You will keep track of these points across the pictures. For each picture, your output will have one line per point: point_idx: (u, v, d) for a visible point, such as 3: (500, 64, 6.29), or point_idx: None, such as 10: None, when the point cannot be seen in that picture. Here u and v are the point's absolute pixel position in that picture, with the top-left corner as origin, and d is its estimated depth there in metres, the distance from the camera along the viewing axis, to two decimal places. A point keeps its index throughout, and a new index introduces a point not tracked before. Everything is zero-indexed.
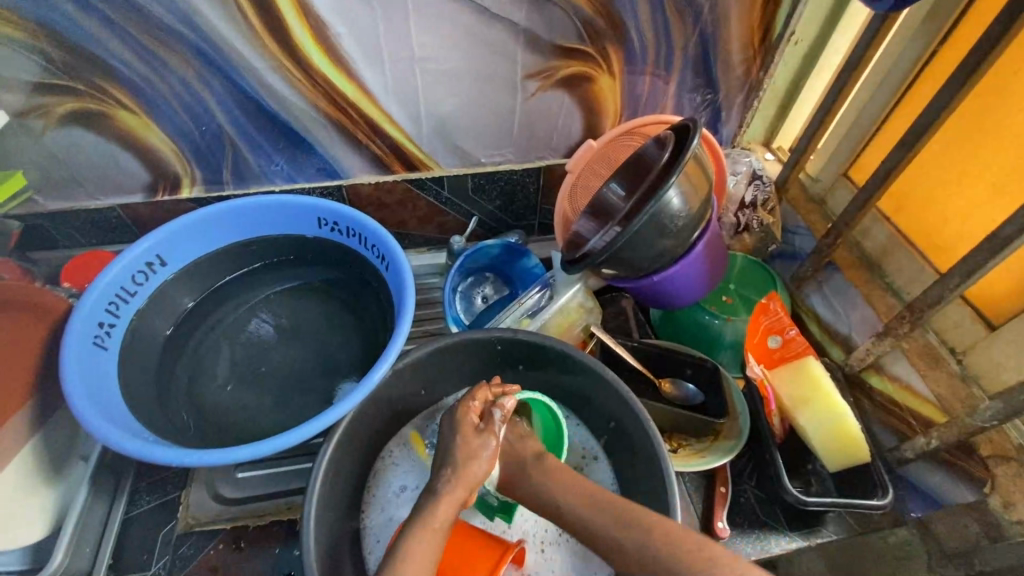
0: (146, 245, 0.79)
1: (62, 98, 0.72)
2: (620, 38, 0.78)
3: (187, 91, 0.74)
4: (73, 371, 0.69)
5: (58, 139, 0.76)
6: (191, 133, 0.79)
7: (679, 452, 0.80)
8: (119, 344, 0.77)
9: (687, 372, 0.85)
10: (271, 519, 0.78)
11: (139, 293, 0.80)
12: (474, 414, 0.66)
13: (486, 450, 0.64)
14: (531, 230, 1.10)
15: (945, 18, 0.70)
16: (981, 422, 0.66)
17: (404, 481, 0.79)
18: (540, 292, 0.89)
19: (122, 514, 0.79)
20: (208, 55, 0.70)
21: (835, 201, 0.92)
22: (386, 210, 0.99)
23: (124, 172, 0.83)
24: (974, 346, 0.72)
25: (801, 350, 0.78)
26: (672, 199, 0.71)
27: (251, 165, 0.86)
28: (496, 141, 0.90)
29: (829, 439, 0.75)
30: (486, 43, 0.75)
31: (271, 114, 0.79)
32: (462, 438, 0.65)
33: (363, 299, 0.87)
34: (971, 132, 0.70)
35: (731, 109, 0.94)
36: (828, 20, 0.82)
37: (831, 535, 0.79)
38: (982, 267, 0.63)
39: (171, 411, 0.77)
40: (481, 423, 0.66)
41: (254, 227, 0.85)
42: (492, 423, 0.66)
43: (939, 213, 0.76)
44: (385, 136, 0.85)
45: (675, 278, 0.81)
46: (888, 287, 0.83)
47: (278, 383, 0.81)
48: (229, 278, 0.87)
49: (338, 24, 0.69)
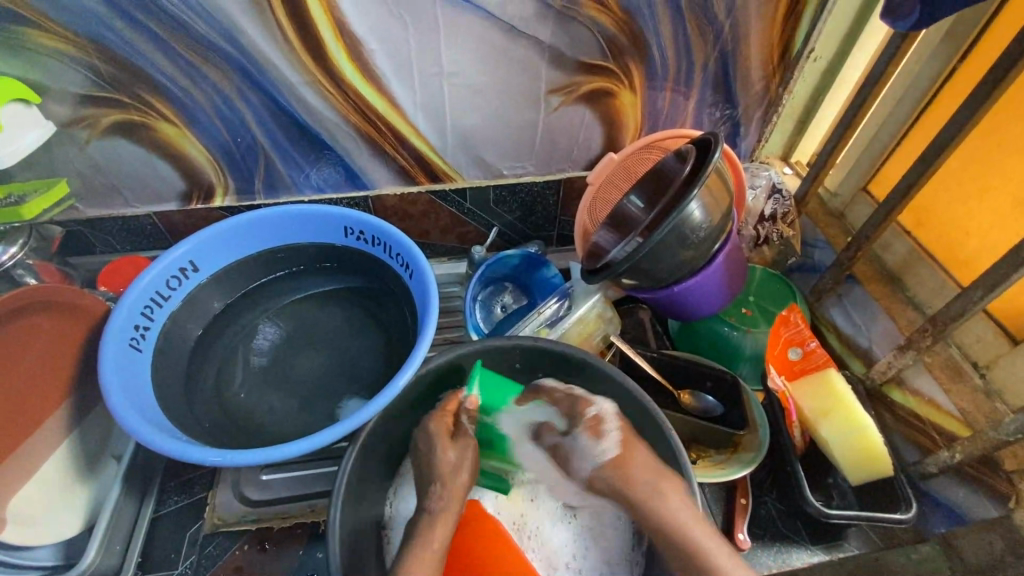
0: (180, 251, 0.81)
1: (108, 111, 0.75)
2: (642, 56, 0.81)
3: (226, 105, 0.77)
4: (111, 370, 0.72)
5: (100, 149, 0.80)
6: (226, 143, 0.82)
7: (698, 463, 0.81)
8: (152, 347, 0.79)
9: (707, 385, 0.86)
10: (295, 521, 0.79)
11: (173, 298, 0.82)
12: (448, 412, 0.74)
13: (462, 464, 0.73)
14: (549, 241, 1.11)
15: (966, 34, 0.71)
16: (1005, 436, 0.65)
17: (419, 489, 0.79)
18: (558, 303, 0.91)
19: (150, 513, 0.80)
20: (246, 69, 0.73)
21: (854, 215, 0.93)
22: (409, 219, 1.01)
23: (161, 180, 0.86)
24: (997, 360, 0.72)
25: (822, 362, 0.79)
26: (694, 212, 0.72)
27: (282, 175, 0.89)
28: (519, 153, 0.92)
29: (851, 452, 0.74)
30: (512, 59, 0.78)
31: (304, 127, 0.82)
32: (440, 446, 0.72)
33: (387, 306, 0.88)
34: (993, 149, 0.71)
35: (750, 124, 0.95)
36: (847, 39, 0.83)
37: (854, 550, 0.78)
38: (1005, 281, 0.62)
39: (200, 413, 0.79)
40: (451, 432, 0.74)
41: (284, 236, 0.88)
42: (447, 419, 0.74)
43: (960, 229, 0.77)
44: (410, 148, 0.87)
45: (696, 289, 0.82)
46: (908, 301, 0.84)
47: (304, 388, 0.82)
48: (256, 284, 0.89)
49: (370, 41, 0.72)
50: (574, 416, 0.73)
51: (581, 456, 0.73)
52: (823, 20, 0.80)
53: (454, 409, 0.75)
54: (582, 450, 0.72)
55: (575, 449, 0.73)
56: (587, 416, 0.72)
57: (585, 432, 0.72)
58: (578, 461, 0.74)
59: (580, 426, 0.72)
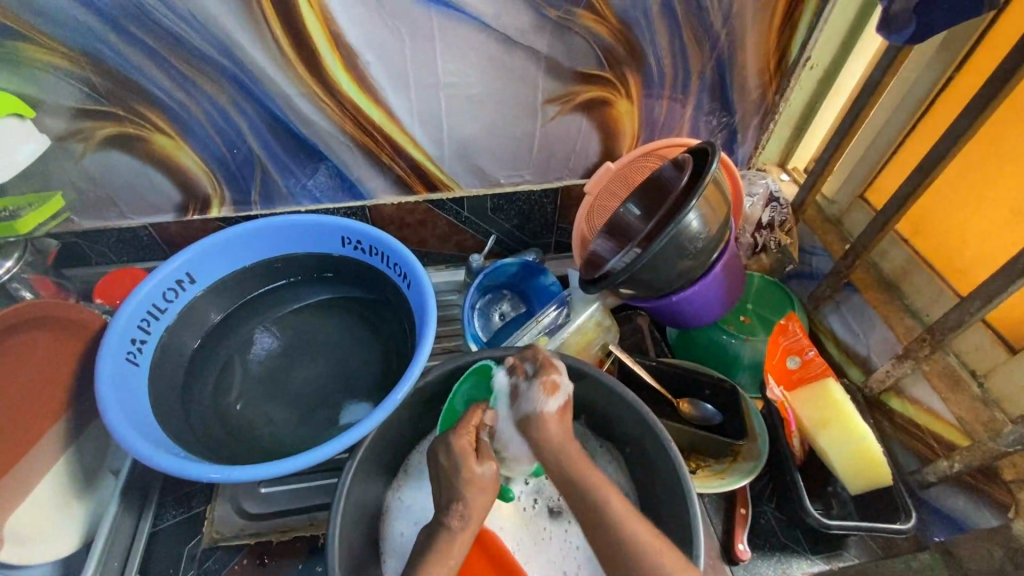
0: (176, 263, 0.81)
1: (102, 124, 0.75)
2: (639, 66, 0.81)
3: (222, 117, 0.77)
4: (107, 386, 0.72)
5: (96, 162, 0.79)
6: (222, 155, 0.82)
7: (699, 473, 0.80)
8: (149, 361, 0.79)
9: (706, 393, 0.86)
10: (294, 534, 0.79)
11: (169, 310, 0.82)
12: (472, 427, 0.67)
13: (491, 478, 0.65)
14: (547, 249, 1.11)
15: (962, 43, 0.71)
16: (1004, 446, 0.65)
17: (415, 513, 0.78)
18: (557, 311, 0.91)
19: (148, 528, 0.80)
20: (241, 80, 0.73)
21: (851, 222, 0.93)
22: (406, 228, 1.01)
23: (157, 192, 0.85)
24: (996, 368, 0.73)
25: (820, 372, 0.78)
26: (692, 221, 0.72)
27: (279, 186, 0.88)
28: (516, 163, 0.92)
29: (850, 461, 0.75)
30: (509, 69, 0.78)
31: (300, 138, 0.82)
32: (464, 464, 0.64)
33: (385, 316, 0.88)
34: (990, 158, 0.71)
35: (747, 132, 0.95)
36: (843, 47, 0.84)
37: (853, 559, 0.78)
38: (1002, 293, 0.62)
39: (198, 427, 0.78)
40: (475, 450, 0.66)
41: (281, 246, 0.87)
42: (470, 435, 0.66)
43: (957, 238, 0.77)
44: (407, 158, 0.87)
45: (695, 298, 0.82)
46: (906, 308, 0.84)
47: (302, 399, 0.82)
48: (253, 295, 0.89)
49: (366, 53, 0.72)
50: (540, 368, 0.68)
51: (528, 402, 0.67)
52: (819, 28, 0.80)
53: (476, 424, 0.68)
54: (528, 398, 0.67)
55: (522, 394, 0.68)
56: (549, 374, 0.68)
57: (539, 382, 0.67)
58: (522, 403, 0.68)
59: (540, 377, 0.67)
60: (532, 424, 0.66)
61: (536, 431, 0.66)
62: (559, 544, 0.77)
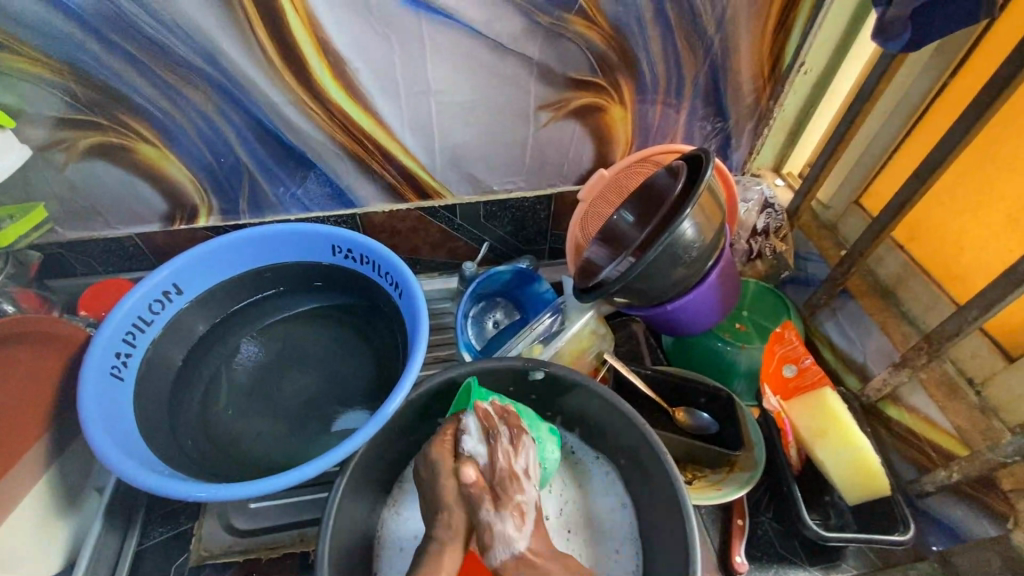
0: (162, 275, 0.79)
1: (84, 133, 0.73)
2: (632, 71, 0.80)
3: (207, 125, 0.75)
4: (91, 401, 0.70)
5: (79, 172, 0.78)
6: (209, 164, 0.81)
7: (695, 484, 0.79)
8: (135, 375, 0.77)
9: (702, 401, 0.85)
10: (284, 551, 0.78)
11: (155, 323, 0.80)
12: (448, 438, 0.67)
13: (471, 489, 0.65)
14: (541, 255, 1.10)
15: (958, 48, 0.70)
16: (1003, 457, 0.65)
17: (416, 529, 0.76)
18: (552, 318, 0.88)
19: (134, 546, 0.80)
20: (227, 89, 0.72)
21: (846, 228, 0.93)
22: (398, 236, 1.00)
23: (142, 202, 0.84)
24: (993, 376, 0.72)
25: (817, 380, 0.77)
26: (687, 230, 0.71)
27: (268, 194, 0.87)
28: (509, 170, 0.91)
29: (847, 471, 0.74)
30: (502, 76, 0.77)
31: (288, 146, 0.80)
32: (443, 472, 0.65)
33: (377, 325, 0.87)
34: (987, 164, 0.71)
35: (742, 137, 0.94)
36: (837, 52, 0.83)
37: (851, 570, 0.77)
38: (1000, 302, 0.62)
39: (185, 442, 0.77)
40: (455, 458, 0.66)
41: (269, 256, 0.86)
42: (447, 443, 0.67)
43: (954, 245, 0.77)
44: (398, 165, 0.86)
45: (690, 306, 0.81)
46: (903, 315, 0.84)
47: (292, 412, 0.80)
48: (242, 305, 0.88)
49: (355, 60, 0.71)
50: (502, 491, 0.64)
51: (495, 541, 0.62)
52: (813, 34, 0.80)
53: (452, 433, 0.68)
54: (497, 536, 0.62)
55: (490, 530, 0.62)
56: (514, 501, 0.63)
57: (512, 518, 0.62)
58: (490, 552, 0.62)
59: (506, 506, 0.63)
60: (493, 555, 0.62)
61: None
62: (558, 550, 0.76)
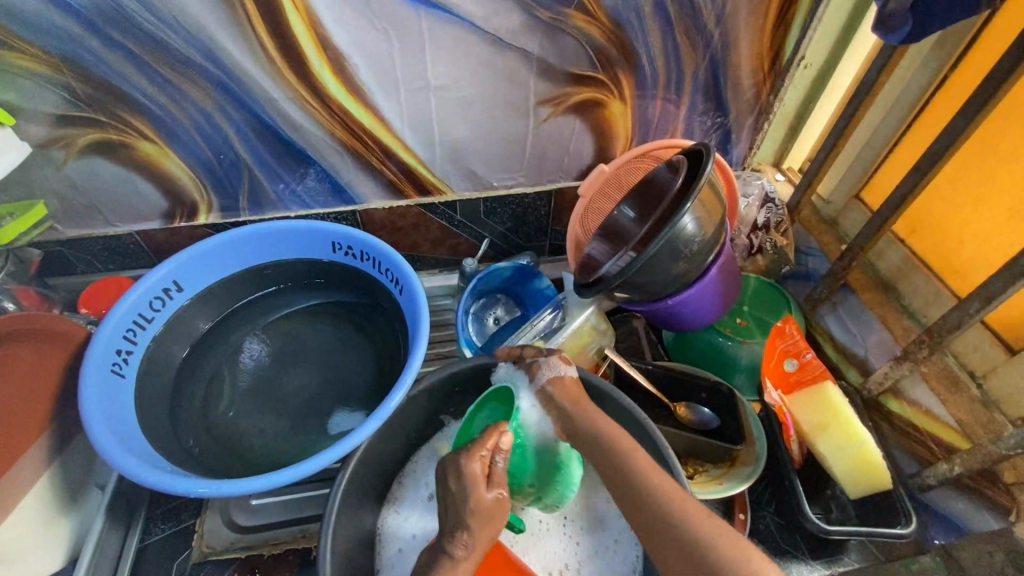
0: (162, 272, 0.79)
1: (83, 130, 0.73)
2: (632, 65, 0.80)
3: (206, 120, 0.75)
4: (92, 398, 0.70)
5: (78, 169, 0.78)
6: (209, 160, 0.80)
7: (696, 479, 0.79)
8: (136, 372, 0.77)
9: (702, 396, 0.85)
10: (286, 547, 0.78)
11: (156, 320, 0.80)
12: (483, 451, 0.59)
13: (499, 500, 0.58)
14: (541, 252, 1.10)
15: (958, 42, 0.71)
16: (1005, 449, 0.65)
17: (417, 526, 0.76)
18: (552, 315, 0.89)
19: (137, 543, 0.80)
20: (227, 85, 0.72)
21: (847, 223, 0.93)
22: (398, 233, 1.00)
23: (142, 199, 0.84)
24: (994, 370, 0.72)
25: (818, 374, 0.78)
26: (688, 225, 0.71)
27: (267, 191, 0.87)
28: (509, 166, 0.91)
29: (849, 465, 0.74)
30: (501, 72, 0.76)
31: (288, 142, 0.80)
32: (472, 490, 0.57)
33: (376, 323, 0.87)
34: (987, 157, 0.71)
35: (742, 131, 0.94)
36: (836, 46, 0.83)
37: (853, 564, 0.77)
38: (1003, 293, 0.62)
39: (187, 438, 0.77)
40: (486, 476, 0.59)
41: (269, 253, 0.86)
42: (482, 462, 0.59)
43: (954, 238, 0.77)
44: (398, 162, 0.86)
45: (691, 301, 0.81)
46: (904, 309, 0.84)
47: (293, 409, 0.80)
48: (242, 302, 0.88)
49: (354, 55, 0.71)
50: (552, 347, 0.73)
51: (545, 368, 0.69)
52: (813, 28, 0.79)
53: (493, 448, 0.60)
54: (546, 363, 0.69)
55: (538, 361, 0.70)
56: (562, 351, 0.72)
57: (557, 353, 0.70)
58: (540, 373, 0.69)
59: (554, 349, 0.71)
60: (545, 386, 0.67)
61: (555, 395, 0.66)
62: (558, 542, 0.75)
